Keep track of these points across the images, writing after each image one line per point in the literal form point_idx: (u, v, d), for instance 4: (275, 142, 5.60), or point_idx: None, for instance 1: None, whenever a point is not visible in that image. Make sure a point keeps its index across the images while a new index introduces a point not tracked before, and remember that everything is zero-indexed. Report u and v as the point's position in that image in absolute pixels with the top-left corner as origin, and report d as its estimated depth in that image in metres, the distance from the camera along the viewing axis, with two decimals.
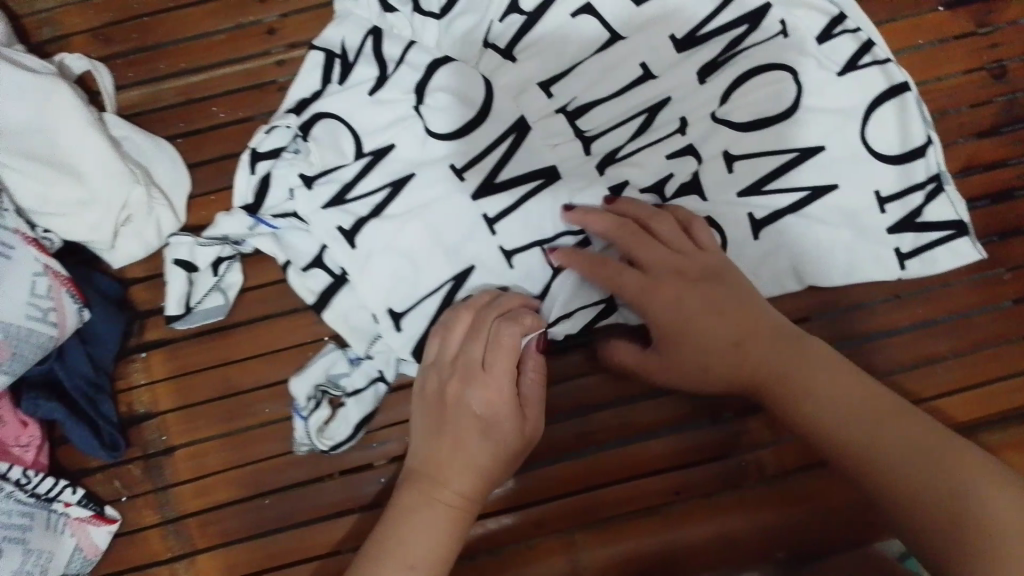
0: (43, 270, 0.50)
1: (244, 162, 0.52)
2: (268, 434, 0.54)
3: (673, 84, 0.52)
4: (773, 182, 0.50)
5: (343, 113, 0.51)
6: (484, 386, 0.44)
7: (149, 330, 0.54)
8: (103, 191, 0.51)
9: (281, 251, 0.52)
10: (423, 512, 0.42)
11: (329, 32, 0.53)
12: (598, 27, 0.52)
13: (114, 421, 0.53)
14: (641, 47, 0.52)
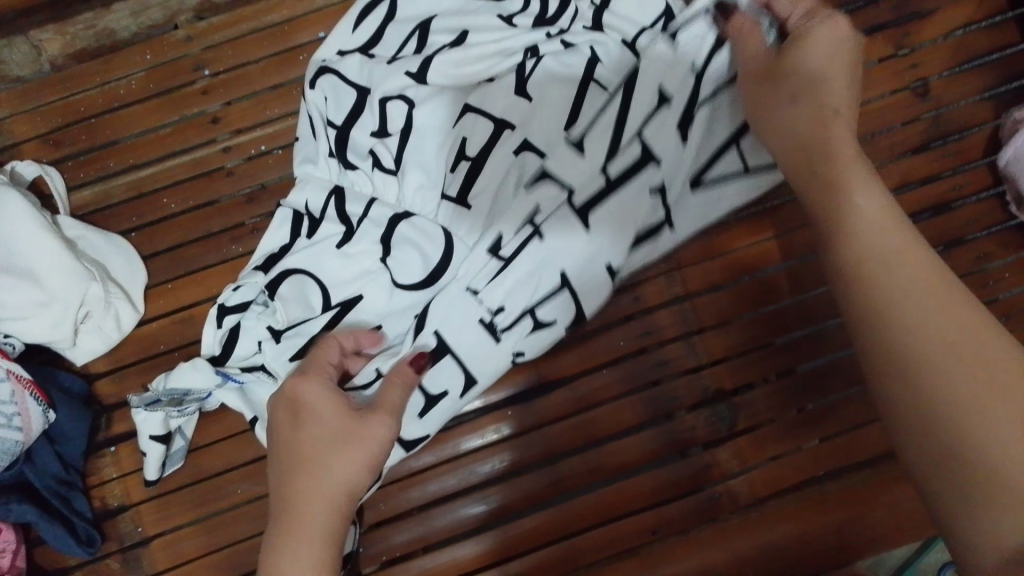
0: (6, 375, 0.50)
1: (211, 318, 0.54)
2: (241, 515, 0.53)
3: (572, 175, 0.51)
4: (639, 246, 0.52)
5: (307, 267, 0.53)
6: (325, 397, 0.44)
7: (115, 423, 0.55)
8: (60, 293, 0.52)
9: (248, 408, 0.53)
10: (298, 546, 0.40)
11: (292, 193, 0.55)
12: (490, 124, 0.53)
13: (89, 518, 0.53)
14: (528, 136, 0.52)
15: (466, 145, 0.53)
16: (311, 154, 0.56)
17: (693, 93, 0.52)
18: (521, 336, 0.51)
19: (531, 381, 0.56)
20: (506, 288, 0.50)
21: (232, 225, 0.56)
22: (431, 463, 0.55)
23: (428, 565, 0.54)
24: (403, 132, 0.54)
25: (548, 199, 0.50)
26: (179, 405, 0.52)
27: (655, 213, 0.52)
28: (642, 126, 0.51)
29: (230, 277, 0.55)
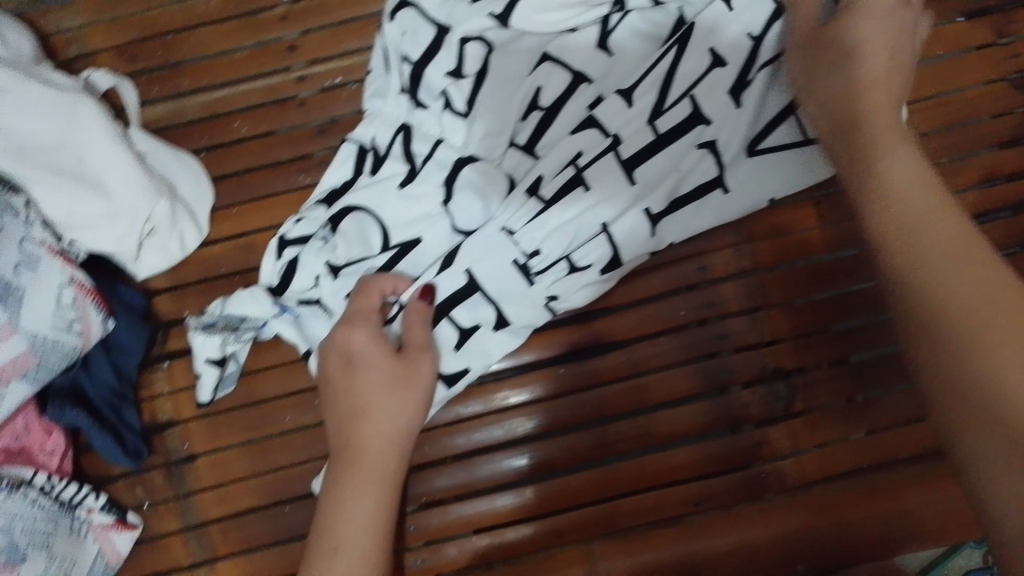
0: (68, 282, 0.51)
1: (271, 248, 0.54)
2: (287, 443, 0.54)
3: (623, 125, 0.52)
4: (682, 205, 0.53)
5: (370, 205, 0.53)
6: (374, 341, 0.46)
7: (172, 339, 0.55)
8: (127, 206, 0.53)
9: (302, 339, 0.54)
10: (357, 487, 0.43)
11: (360, 128, 0.55)
12: (561, 73, 0.54)
13: (137, 430, 0.54)
14: (595, 91, 0.54)
15: (540, 94, 0.54)
16: (382, 89, 0.56)
17: (749, 56, 0.52)
18: (555, 279, 0.52)
19: (584, 340, 0.55)
20: (546, 229, 0.51)
21: (300, 155, 0.56)
22: (478, 412, 0.55)
23: (466, 511, 0.55)
24: (477, 74, 0.54)
25: (592, 146, 0.52)
26: (235, 331, 0.54)
27: (706, 171, 0.53)
28: (699, 88, 0.52)
29: (294, 206, 0.55)
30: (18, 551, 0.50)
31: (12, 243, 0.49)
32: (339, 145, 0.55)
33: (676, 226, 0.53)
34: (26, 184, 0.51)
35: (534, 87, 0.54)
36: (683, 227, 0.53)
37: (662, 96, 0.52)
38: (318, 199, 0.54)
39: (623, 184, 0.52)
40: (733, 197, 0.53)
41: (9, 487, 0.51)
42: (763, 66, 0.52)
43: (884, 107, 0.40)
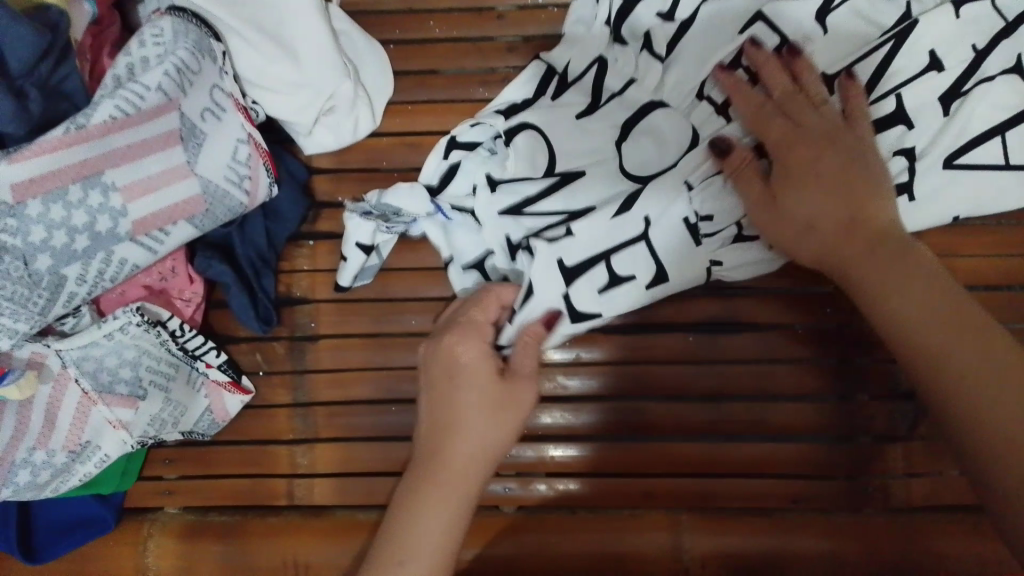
0: (246, 138, 0.51)
1: (440, 147, 0.53)
2: (409, 345, 0.54)
3: None
4: None
5: (544, 126, 0.51)
6: (476, 343, 0.45)
7: (321, 220, 0.55)
8: (316, 79, 0.52)
9: (447, 246, 0.54)
10: (428, 502, 0.39)
11: (553, 53, 0.54)
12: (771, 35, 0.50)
13: (270, 298, 0.55)
14: None
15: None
16: (582, 15, 0.54)
17: (969, 69, 0.49)
18: (717, 247, 0.49)
19: (721, 314, 0.54)
20: (722, 192, 0.48)
21: (486, 68, 0.55)
22: (595, 359, 0.55)
23: (562, 454, 0.54)
24: (685, 23, 0.52)
25: None
26: (390, 223, 0.52)
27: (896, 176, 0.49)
28: (912, 87, 0.49)
29: (467, 117, 0.55)
30: (140, 388, 0.52)
31: (205, 85, 0.50)
32: (532, 60, 0.54)
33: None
34: (226, 35, 0.52)
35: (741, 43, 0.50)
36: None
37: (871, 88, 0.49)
38: (497, 107, 0.53)
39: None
40: (919, 207, 0.50)
41: (147, 325, 0.51)
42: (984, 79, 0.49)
43: (866, 226, 0.42)
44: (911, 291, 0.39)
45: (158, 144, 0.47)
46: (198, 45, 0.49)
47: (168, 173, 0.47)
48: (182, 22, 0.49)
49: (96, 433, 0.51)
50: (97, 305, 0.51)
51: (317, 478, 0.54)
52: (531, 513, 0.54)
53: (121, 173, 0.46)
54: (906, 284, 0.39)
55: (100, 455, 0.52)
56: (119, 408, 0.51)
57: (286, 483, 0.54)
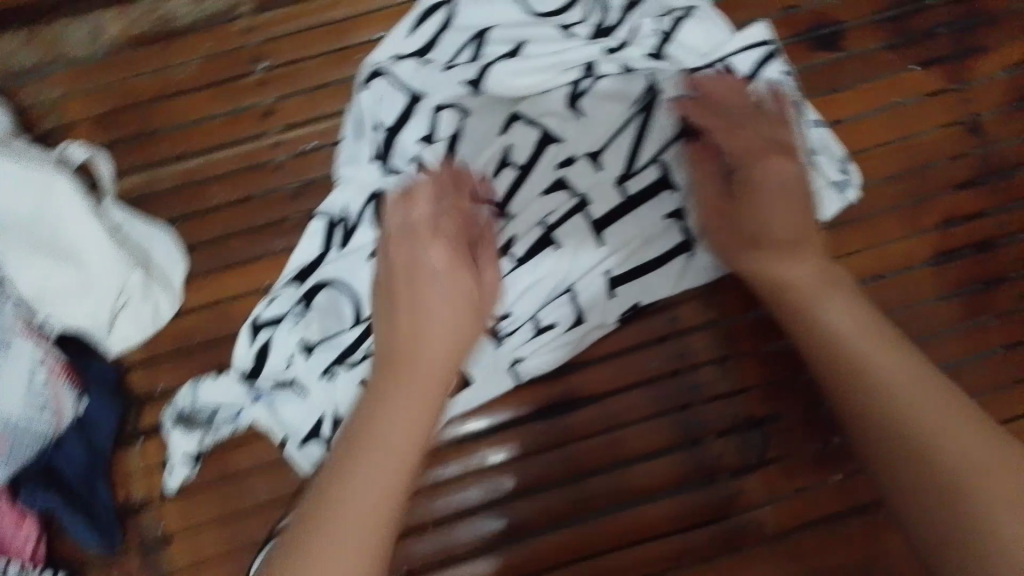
0: (41, 362, 0.51)
1: (243, 333, 0.53)
2: (263, 515, 0.52)
3: (593, 186, 0.54)
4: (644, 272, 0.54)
5: (340, 278, 0.53)
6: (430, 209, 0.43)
7: (146, 414, 0.54)
8: (101, 279, 0.52)
9: (277, 427, 0.52)
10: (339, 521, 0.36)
11: (330, 197, 0.54)
12: (530, 130, 0.55)
13: (110, 509, 0.52)
14: (566, 150, 0.54)
15: (511, 154, 0.54)
16: (353, 154, 0.55)
17: None
18: (523, 340, 0.54)
19: (565, 394, 0.55)
20: (518, 290, 0.54)
21: (275, 219, 0.55)
22: (458, 474, 0.54)
23: None
24: (451, 139, 0.55)
25: (561, 206, 0.54)
26: (209, 426, 0.53)
27: (671, 236, 0.55)
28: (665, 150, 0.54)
29: (268, 273, 0.54)
30: None
31: None
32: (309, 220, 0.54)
33: (634, 292, 0.54)
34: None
35: (505, 149, 0.54)
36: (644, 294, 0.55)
37: (630, 161, 0.54)
38: (289, 277, 0.53)
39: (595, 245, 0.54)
40: (697, 258, 0.55)
41: None
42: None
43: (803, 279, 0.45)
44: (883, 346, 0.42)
45: None
46: None
47: None
48: None
49: None
50: None
51: None
52: None
53: None
54: (864, 333, 0.42)
55: None
56: None
57: None
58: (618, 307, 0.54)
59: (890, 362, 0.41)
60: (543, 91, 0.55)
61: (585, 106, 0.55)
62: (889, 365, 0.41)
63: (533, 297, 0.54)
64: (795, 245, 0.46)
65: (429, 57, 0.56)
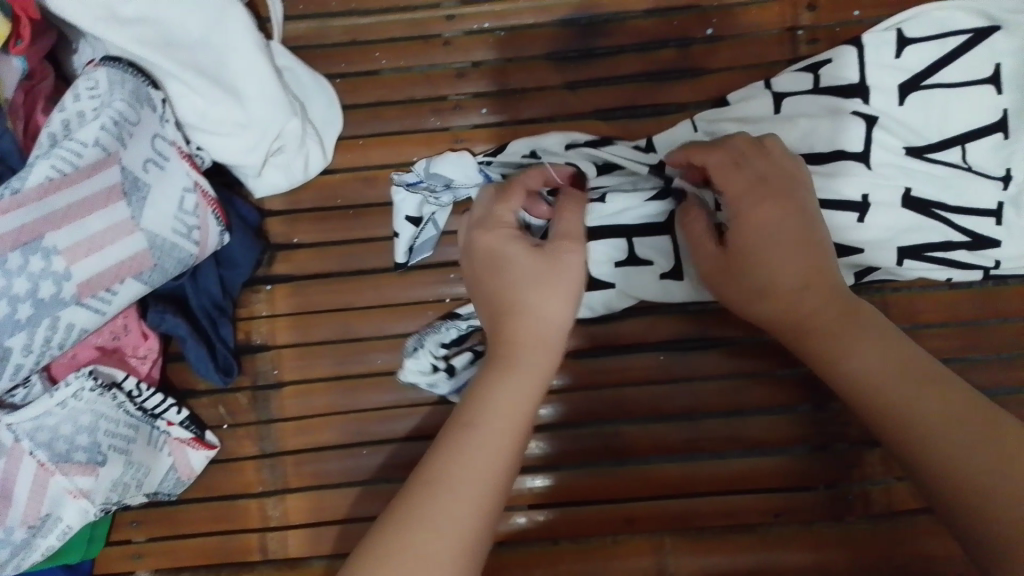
0: (192, 186, 0.49)
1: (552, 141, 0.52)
2: (377, 385, 0.53)
3: (879, 84, 0.48)
4: (937, 198, 0.46)
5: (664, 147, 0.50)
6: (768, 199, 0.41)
7: (276, 263, 0.54)
8: (258, 121, 0.51)
9: None
10: (448, 482, 0.33)
11: (701, 117, 0.50)
12: (854, 66, 0.48)
13: (232, 348, 0.53)
14: (878, 52, 0.48)
15: (824, 75, 0.48)
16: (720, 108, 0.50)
17: None
18: None
19: (693, 331, 0.54)
20: None
21: (436, 96, 0.54)
22: (568, 385, 0.55)
23: (538, 484, 0.54)
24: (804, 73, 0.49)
25: (839, 79, 0.48)
26: (436, 193, 0.51)
27: (963, 188, 0.46)
28: (993, 109, 0.46)
29: (420, 149, 0.54)
30: (99, 453, 0.49)
31: (143, 138, 0.47)
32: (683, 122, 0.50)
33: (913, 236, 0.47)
34: (160, 80, 0.49)
35: (823, 60, 0.48)
36: (914, 224, 0.47)
37: (932, 72, 0.47)
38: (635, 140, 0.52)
39: (892, 144, 0.47)
40: (983, 182, 0.46)
41: (101, 388, 0.49)
42: None
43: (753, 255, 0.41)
44: (928, 390, 0.35)
45: (103, 201, 0.45)
46: (132, 96, 0.47)
47: (112, 231, 0.45)
48: (121, 71, 0.47)
49: (55, 507, 0.48)
50: (47, 372, 0.49)
51: (289, 530, 0.53)
52: (510, 548, 0.54)
53: (64, 235, 0.43)
54: (898, 365, 0.37)
55: (61, 527, 0.48)
56: (77, 477, 0.48)
57: (259, 537, 0.53)
58: (889, 240, 0.47)
59: (909, 393, 0.35)
60: (888, 47, 0.48)
61: (907, 54, 0.48)
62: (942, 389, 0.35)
63: None
64: (793, 293, 0.40)
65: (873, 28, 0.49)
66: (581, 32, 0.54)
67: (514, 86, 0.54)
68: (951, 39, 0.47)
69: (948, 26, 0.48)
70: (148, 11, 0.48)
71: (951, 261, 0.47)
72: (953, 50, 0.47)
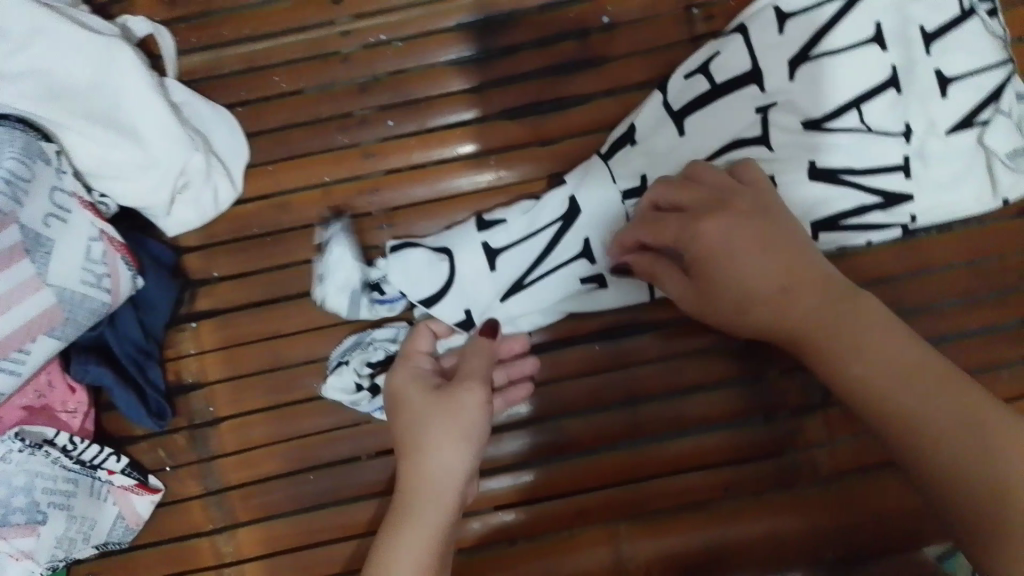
0: (98, 235, 0.49)
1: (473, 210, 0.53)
2: (314, 410, 0.53)
3: (767, 66, 0.48)
4: (844, 167, 0.47)
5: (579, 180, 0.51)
6: (695, 222, 0.42)
7: (197, 299, 0.53)
8: (160, 161, 0.50)
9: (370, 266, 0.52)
10: None
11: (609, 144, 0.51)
12: (741, 50, 0.48)
13: (162, 390, 0.53)
14: (761, 32, 0.48)
15: (713, 66, 0.49)
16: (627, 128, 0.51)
17: (937, 113, 0.47)
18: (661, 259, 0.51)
19: (622, 318, 0.53)
20: None
21: (340, 112, 0.53)
22: None
23: (491, 486, 0.53)
24: (695, 72, 0.49)
25: (729, 69, 0.49)
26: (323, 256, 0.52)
27: (868, 153, 0.47)
28: (881, 69, 0.47)
29: (329, 168, 0.53)
30: (37, 513, 0.48)
31: (41, 193, 0.46)
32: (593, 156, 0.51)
33: (828, 208, 0.47)
34: (55, 133, 0.48)
35: (710, 52, 0.49)
36: (827, 196, 0.47)
37: (816, 41, 0.47)
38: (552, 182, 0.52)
39: (790, 125, 0.48)
40: (886, 141, 0.47)
41: (29, 449, 0.48)
42: (956, 131, 0.48)
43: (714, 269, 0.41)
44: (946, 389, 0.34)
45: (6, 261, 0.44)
46: (25, 151, 0.46)
47: (17, 291, 0.44)
48: (10, 129, 0.46)
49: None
50: None
51: (243, 564, 0.53)
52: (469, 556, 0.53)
53: None
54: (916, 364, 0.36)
55: None
56: (16, 540, 0.48)
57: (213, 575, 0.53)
58: (802, 219, 0.47)
59: (916, 393, 0.35)
60: (770, 24, 0.48)
61: (791, 28, 0.48)
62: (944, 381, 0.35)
63: None
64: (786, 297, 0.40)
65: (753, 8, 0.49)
66: (478, 33, 0.53)
67: (417, 95, 0.53)
68: (828, 5, 0.47)
69: None
70: (38, 62, 0.48)
71: (868, 225, 0.48)
72: (834, 14, 0.47)
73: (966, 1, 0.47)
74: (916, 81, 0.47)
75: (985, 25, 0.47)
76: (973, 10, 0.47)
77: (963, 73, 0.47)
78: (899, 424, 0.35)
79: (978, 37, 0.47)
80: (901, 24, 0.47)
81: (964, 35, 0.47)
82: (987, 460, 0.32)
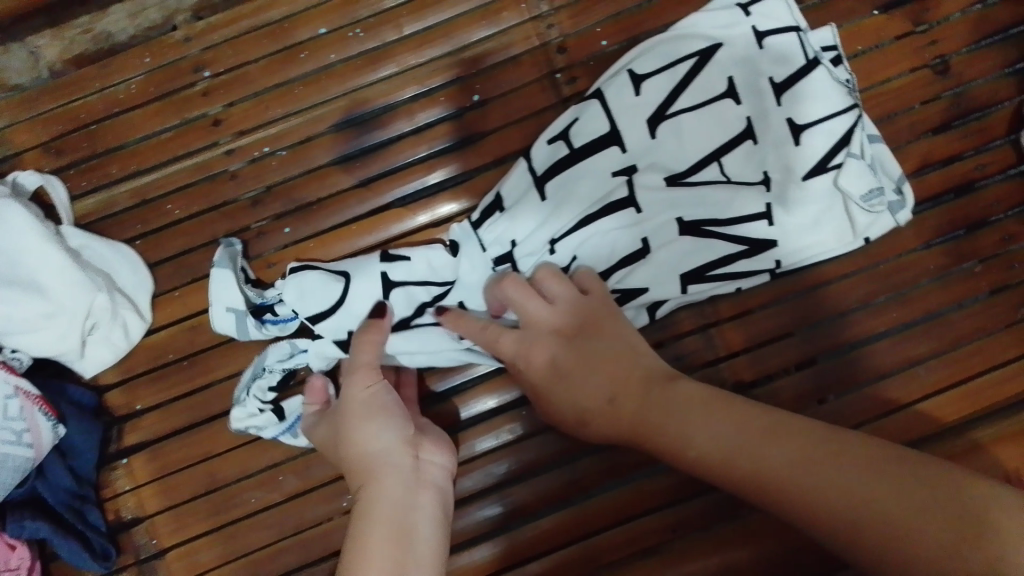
0: (13, 392, 0.50)
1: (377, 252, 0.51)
2: (256, 524, 0.53)
3: (629, 130, 0.52)
4: (708, 219, 0.51)
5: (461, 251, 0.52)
6: (528, 336, 0.47)
7: (126, 434, 0.54)
8: (66, 309, 0.51)
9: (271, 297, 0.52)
10: None
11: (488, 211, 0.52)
12: (602, 116, 0.51)
13: (103, 531, 0.52)
14: (618, 100, 0.52)
15: (574, 132, 0.52)
16: (496, 198, 0.52)
17: (794, 162, 0.50)
18: None
19: None
20: (579, 240, 0.51)
21: (237, 228, 0.54)
22: None
23: (440, 566, 0.52)
24: (560, 140, 0.52)
25: (590, 135, 0.51)
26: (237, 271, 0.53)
27: (728, 205, 0.51)
28: (734, 123, 0.51)
29: None
30: None
31: None
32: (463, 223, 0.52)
33: (692, 263, 0.51)
34: None
35: (571, 119, 0.52)
36: (692, 249, 0.51)
37: (669, 105, 0.52)
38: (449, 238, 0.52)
39: (655, 185, 0.51)
40: (747, 191, 0.51)
41: None
42: (814, 174, 0.50)
43: (555, 376, 0.46)
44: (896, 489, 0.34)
45: None
46: None
47: None
48: None
49: None
50: None
51: None
52: None
53: None
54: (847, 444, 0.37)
55: None
56: None
57: None
58: (669, 272, 0.51)
59: (773, 441, 0.38)
60: (626, 92, 0.51)
61: (646, 89, 0.52)
62: (775, 418, 0.40)
63: (577, 248, 0.52)
64: (620, 398, 0.45)
65: (609, 75, 0.52)
66: (357, 131, 0.55)
67: (308, 200, 0.54)
68: (680, 66, 0.52)
69: (674, 55, 0.52)
70: None
71: (734, 272, 0.51)
72: (685, 75, 0.51)
73: (811, 51, 0.51)
74: (769, 130, 0.51)
75: (831, 73, 0.50)
76: (816, 58, 0.51)
77: (813, 120, 0.50)
78: (779, 487, 0.37)
79: (822, 85, 0.50)
80: (748, 81, 0.51)
81: (813, 83, 0.50)
82: (929, 474, 0.34)
